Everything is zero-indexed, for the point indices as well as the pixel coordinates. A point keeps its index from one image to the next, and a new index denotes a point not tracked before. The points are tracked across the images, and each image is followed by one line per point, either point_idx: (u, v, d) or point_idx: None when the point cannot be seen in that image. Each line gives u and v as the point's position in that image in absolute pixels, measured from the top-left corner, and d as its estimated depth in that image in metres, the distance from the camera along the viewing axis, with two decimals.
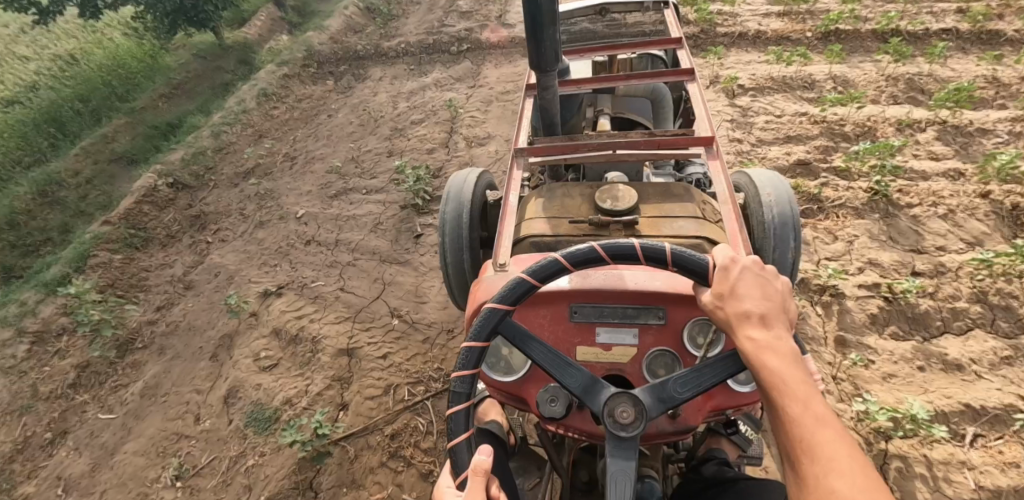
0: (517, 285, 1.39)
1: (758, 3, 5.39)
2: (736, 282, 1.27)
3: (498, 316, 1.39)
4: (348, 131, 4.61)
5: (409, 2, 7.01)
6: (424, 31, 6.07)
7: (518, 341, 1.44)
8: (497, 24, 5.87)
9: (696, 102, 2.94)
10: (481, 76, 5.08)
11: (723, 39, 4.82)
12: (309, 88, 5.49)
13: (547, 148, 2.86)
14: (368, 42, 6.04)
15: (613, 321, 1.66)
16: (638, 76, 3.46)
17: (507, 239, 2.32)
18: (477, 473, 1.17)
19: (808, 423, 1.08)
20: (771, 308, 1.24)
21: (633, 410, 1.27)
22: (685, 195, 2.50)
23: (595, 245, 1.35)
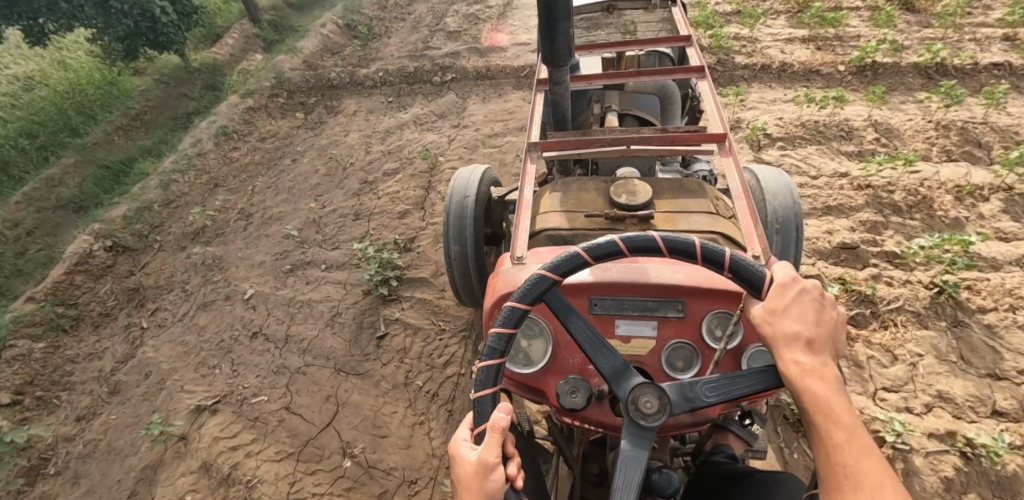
0: (570, 259, 1.25)
1: (779, 25, 4.80)
2: (789, 300, 1.15)
3: (547, 283, 1.26)
4: (311, 182, 3.99)
5: (392, 20, 6.43)
6: (407, 54, 5.50)
7: (559, 313, 1.33)
8: (487, 48, 5.26)
9: (709, 99, 2.85)
10: (465, 112, 4.45)
11: (742, 72, 4.20)
12: (276, 123, 4.90)
13: (558, 144, 2.74)
14: (344, 67, 5.43)
15: (634, 313, 1.57)
16: (650, 73, 3.40)
17: (524, 233, 2.23)
18: (495, 429, 1.12)
19: (848, 450, 1.01)
20: (821, 333, 1.13)
21: (658, 401, 1.18)
22: (699, 190, 2.45)
23: (656, 235, 1.22)
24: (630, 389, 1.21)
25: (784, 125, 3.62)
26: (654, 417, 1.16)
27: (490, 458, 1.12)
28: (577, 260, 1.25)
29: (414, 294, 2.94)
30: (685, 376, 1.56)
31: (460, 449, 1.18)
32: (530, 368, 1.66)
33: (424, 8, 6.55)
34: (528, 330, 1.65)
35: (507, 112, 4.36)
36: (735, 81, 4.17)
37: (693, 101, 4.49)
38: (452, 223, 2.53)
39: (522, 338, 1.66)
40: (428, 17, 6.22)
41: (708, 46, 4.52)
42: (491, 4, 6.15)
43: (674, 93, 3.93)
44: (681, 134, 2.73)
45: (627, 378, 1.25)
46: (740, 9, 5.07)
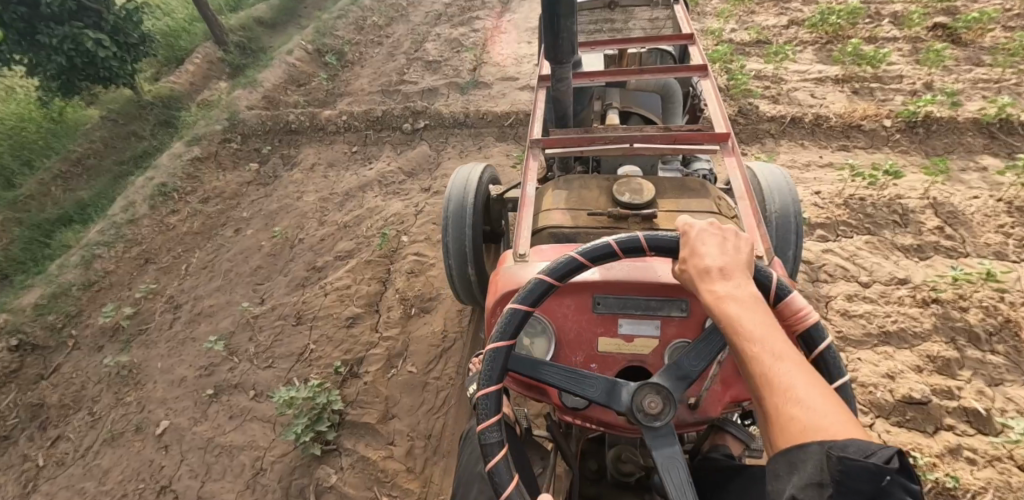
0: (513, 313, 1.31)
1: (806, 61, 4.12)
2: (694, 242, 1.18)
3: (501, 355, 1.31)
4: (251, 265, 3.33)
5: (368, 44, 5.77)
6: (379, 88, 4.83)
7: (528, 370, 1.38)
8: (469, 84, 4.59)
9: (713, 95, 2.68)
10: (438, 170, 3.75)
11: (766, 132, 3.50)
12: (224, 176, 4.23)
13: (559, 141, 2.60)
14: (307, 106, 4.77)
15: (637, 312, 1.56)
16: (654, 70, 3.11)
17: (526, 233, 2.15)
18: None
19: (766, 361, 0.97)
20: (733, 264, 1.13)
21: (660, 399, 1.21)
22: (702, 188, 2.31)
23: (573, 254, 1.34)
24: (631, 396, 1.24)
25: (819, 208, 2.90)
26: (657, 415, 1.20)
27: None
28: (520, 314, 1.33)
29: (355, 447, 2.32)
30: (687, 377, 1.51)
31: None
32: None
33: (403, 30, 5.89)
34: (533, 323, 1.59)
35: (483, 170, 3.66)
36: (758, 137, 3.49)
37: (694, 100, 3.98)
38: (452, 227, 2.43)
39: (524, 334, 1.60)
40: (406, 42, 5.56)
41: (725, 91, 3.85)
42: (476, 27, 5.46)
43: (677, 89, 3.45)
44: (683, 134, 2.59)
45: (617, 390, 1.27)
46: (761, 41, 4.39)
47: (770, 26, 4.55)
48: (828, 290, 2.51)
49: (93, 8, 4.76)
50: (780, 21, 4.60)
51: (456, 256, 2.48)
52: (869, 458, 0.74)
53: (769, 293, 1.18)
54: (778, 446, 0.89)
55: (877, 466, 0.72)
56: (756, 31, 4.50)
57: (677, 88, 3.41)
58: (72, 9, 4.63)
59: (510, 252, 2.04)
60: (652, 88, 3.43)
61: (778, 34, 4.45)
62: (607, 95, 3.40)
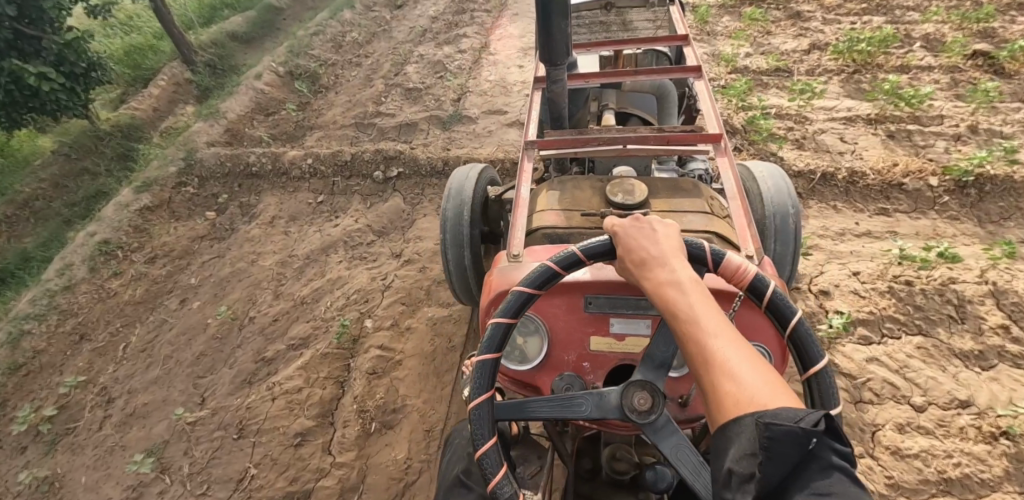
0: (483, 366, 1.25)
1: (833, 95, 3.65)
2: (628, 239, 1.20)
3: (486, 410, 1.25)
4: (194, 351, 2.90)
5: (346, 65, 5.26)
6: (354, 119, 4.34)
7: (517, 413, 1.34)
8: (451, 118, 4.07)
9: (705, 97, 2.62)
10: (410, 232, 3.22)
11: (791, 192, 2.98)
12: (176, 229, 3.76)
13: (554, 141, 2.53)
14: (274, 144, 4.29)
15: (627, 311, 1.55)
16: (648, 72, 3.03)
17: (520, 231, 2.08)
18: None
19: (701, 342, 0.94)
20: (669, 253, 1.14)
21: (649, 395, 1.24)
22: (694, 189, 2.24)
23: (518, 289, 1.30)
24: (620, 396, 1.26)
25: (860, 297, 2.43)
26: (645, 411, 1.23)
27: None
28: (489, 364, 1.26)
29: None
30: (676, 376, 1.52)
31: None
32: (524, 365, 1.62)
33: (384, 48, 5.39)
34: (524, 324, 1.61)
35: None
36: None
37: (689, 100, 3.88)
38: (450, 234, 2.41)
39: (518, 333, 1.63)
40: (386, 64, 5.06)
41: (742, 135, 3.36)
42: (463, 47, 4.96)
43: (671, 90, 3.45)
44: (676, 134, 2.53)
45: (607, 401, 1.28)
46: (780, 73, 3.90)
47: (788, 54, 4.07)
48: (870, 417, 2.07)
49: (34, 35, 4.28)
50: (799, 46, 4.13)
51: (458, 258, 2.47)
52: (797, 424, 0.73)
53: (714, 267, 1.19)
54: (717, 425, 0.86)
55: (801, 430, 0.72)
56: (772, 59, 4.01)
57: (670, 89, 3.42)
58: (9, 37, 4.14)
59: (505, 251, 2.02)
60: (646, 88, 3.41)
61: (797, 62, 3.97)
62: (602, 96, 3.31)
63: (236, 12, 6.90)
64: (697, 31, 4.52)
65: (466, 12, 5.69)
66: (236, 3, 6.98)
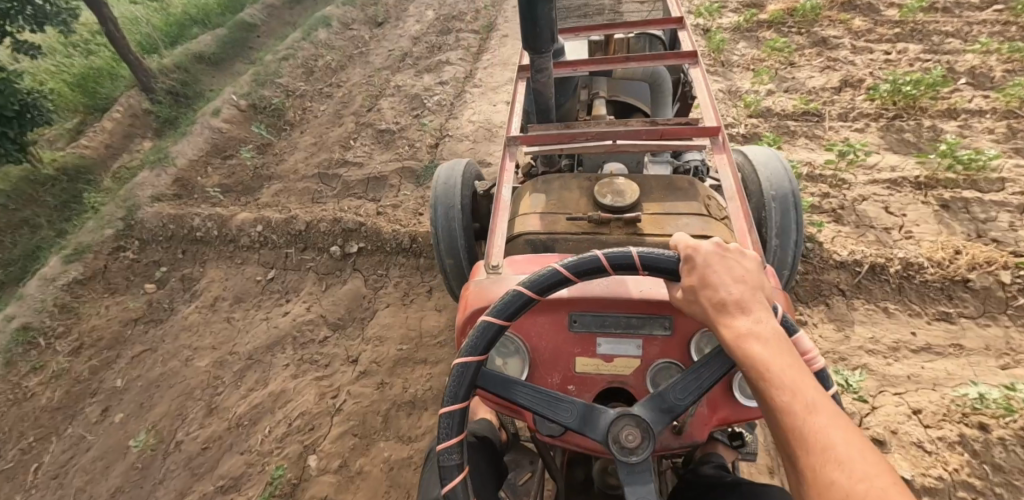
0: (487, 328, 1.21)
1: (872, 152, 3.08)
2: (703, 268, 1.14)
3: (472, 371, 1.21)
4: (109, 486, 2.42)
5: (316, 94, 4.69)
6: (316, 166, 3.77)
7: (500, 390, 1.29)
8: (427, 171, 3.48)
9: (702, 90, 2.56)
10: (368, 331, 2.66)
11: (833, 289, 2.42)
12: (108, 306, 3.25)
13: (538, 138, 2.47)
14: (225, 198, 3.73)
15: (617, 330, 1.46)
16: (639, 59, 2.97)
17: (502, 238, 2.03)
18: None
19: (797, 414, 0.95)
20: (747, 293, 1.10)
21: (638, 431, 1.16)
22: (689, 189, 2.20)
23: (557, 266, 1.22)
24: (609, 424, 1.19)
25: (924, 453, 1.92)
26: (637, 447, 1.15)
27: None
28: (494, 328, 1.22)
29: None
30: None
31: None
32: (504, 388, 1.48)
33: (358, 76, 4.84)
34: (506, 342, 1.48)
35: (416, 335, 2.58)
36: (821, 293, 2.42)
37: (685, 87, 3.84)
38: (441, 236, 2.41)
39: (496, 355, 1.48)
40: (358, 96, 4.48)
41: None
42: (444, 76, 4.40)
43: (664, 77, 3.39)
44: (670, 127, 2.44)
45: (595, 418, 1.22)
46: (811, 120, 3.35)
47: (817, 95, 3.53)
48: None
49: None
50: (827, 84, 3.60)
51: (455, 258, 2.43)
52: None
53: (784, 325, 1.14)
54: None
55: None
56: (799, 101, 3.47)
57: (664, 77, 3.37)
58: None
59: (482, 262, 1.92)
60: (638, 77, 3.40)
61: (828, 104, 3.45)
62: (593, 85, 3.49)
63: (206, 29, 6.36)
64: (710, 63, 3.99)
65: (450, 32, 5.15)
66: (205, 19, 6.43)
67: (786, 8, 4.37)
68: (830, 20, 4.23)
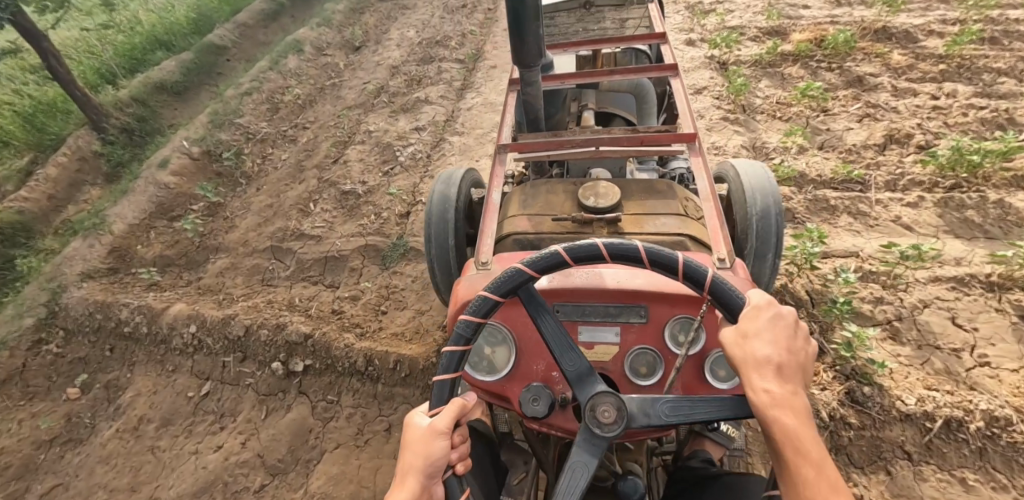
0: (552, 254, 1.23)
1: (929, 240, 2.54)
2: (755, 324, 1.12)
3: (521, 276, 1.24)
4: None
5: (279, 137, 4.14)
6: (270, 235, 3.23)
7: (530, 307, 1.31)
8: (393, 248, 2.91)
9: (680, 99, 2.71)
10: (312, 483, 2.16)
11: (896, 452, 1.90)
12: (17, 421, 2.72)
13: (527, 144, 2.65)
14: (164, 281, 3.20)
15: (597, 319, 1.53)
16: (625, 71, 3.13)
17: (490, 238, 2.22)
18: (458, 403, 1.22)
19: (818, 490, 0.97)
20: (790, 360, 1.09)
21: (615, 409, 1.19)
22: (667, 192, 2.35)
23: (639, 244, 1.20)
24: (591, 395, 1.22)
25: None
26: (611, 425, 1.17)
27: (442, 425, 1.19)
28: (559, 257, 1.22)
29: None
30: (648, 381, 1.49)
31: (413, 416, 1.25)
32: (492, 378, 1.54)
33: (327, 113, 4.28)
34: (494, 333, 1.55)
35: (371, 493, 2.09)
36: (881, 456, 1.90)
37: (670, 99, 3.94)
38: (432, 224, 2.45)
39: (483, 340, 1.56)
40: (324, 142, 3.91)
41: (810, 314, 2.28)
42: (422, 119, 3.84)
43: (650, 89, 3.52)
44: (650, 135, 2.62)
45: (591, 384, 1.25)
46: (854, 191, 2.80)
47: (859, 155, 2.99)
48: None
49: None
50: (869, 139, 3.06)
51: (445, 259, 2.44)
52: None
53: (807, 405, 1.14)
54: None
55: None
56: (840, 164, 2.92)
57: (649, 88, 3.49)
58: None
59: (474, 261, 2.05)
60: (624, 87, 3.51)
61: (872, 167, 2.91)
62: (582, 96, 3.46)
63: (172, 54, 5.80)
64: (729, 107, 3.45)
65: (433, 61, 4.61)
66: (171, 42, 5.87)
67: (811, 38, 3.84)
68: (864, 54, 3.71)
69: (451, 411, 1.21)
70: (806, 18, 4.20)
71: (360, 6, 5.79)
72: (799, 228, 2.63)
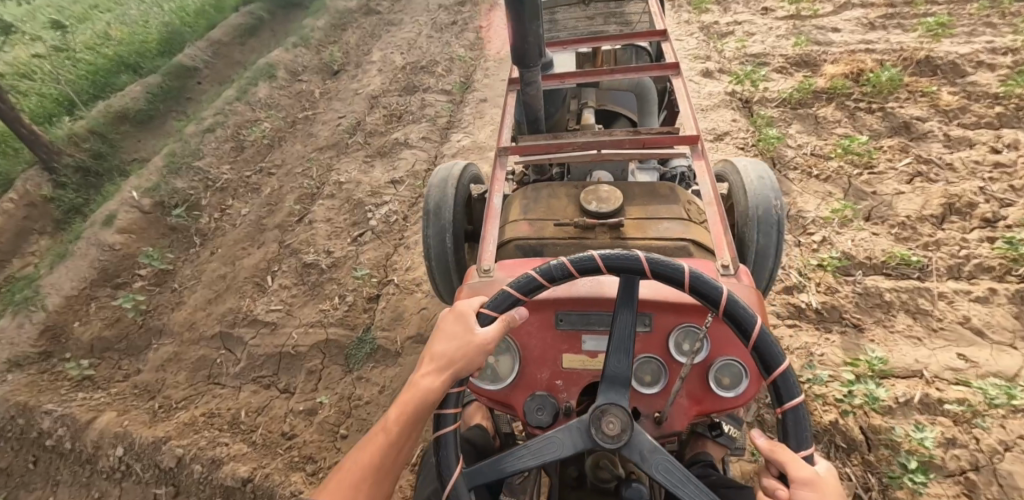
0: (681, 270, 1.12)
1: (1010, 356, 2.06)
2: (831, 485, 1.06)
3: (636, 261, 1.13)
4: None
5: (242, 185, 3.68)
6: (221, 319, 2.78)
7: (624, 293, 1.18)
8: (358, 345, 2.46)
9: (682, 102, 2.39)
10: None
11: None
12: None
13: (526, 147, 2.25)
14: (99, 375, 2.75)
15: (603, 328, 1.37)
16: (626, 70, 2.74)
17: (493, 243, 1.83)
18: (505, 321, 1.19)
19: None
20: None
21: (620, 425, 1.11)
22: (671, 195, 1.98)
23: (759, 324, 1.11)
24: (608, 401, 1.14)
25: None
26: (612, 439, 1.10)
27: (489, 341, 1.18)
28: (681, 272, 1.12)
29: None
30: (650, 394, 1.33)
31: (467, 306, 1.24)
32: (493, 387, 1.36)
33: (296, 154, 3.80)
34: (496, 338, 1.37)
35: None
36: None
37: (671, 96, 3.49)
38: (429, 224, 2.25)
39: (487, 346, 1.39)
40: (289, 194, 3.41)
41: (866, 462, 1.84)
42: (399, 168, 3.34)
43: (651, 87, 3.05)
44: (652, 135, 2.22)
45: (614, 388, 1.15)
46: (910, 280, 2.32)
47: (914, 230, 2.49)
48: None
49: None
50: (924, 208, 2.57)
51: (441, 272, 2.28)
52: None
53: None
54: None
55: None
56: (892, 244, 2.44)
57: (650, 87, 3.03)
58: None
59: (475, 265, 1.75)
60: (624, 86, 3.10)
61: (930, 248, 2.42)
62: (580, 94, 3.23)
63: (138, 76, 5.32)
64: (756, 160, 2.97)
65: (416, 91, 4.12)
66: (138, 63, 5.39)
67: (847, 72, 3.34)
68: (909, 91, 3.21)
69: (497, 327, 1.19)
70: (837, 44, 3.70)
71: (342, 22, 5.30)
72: (849, 336, 2.15)
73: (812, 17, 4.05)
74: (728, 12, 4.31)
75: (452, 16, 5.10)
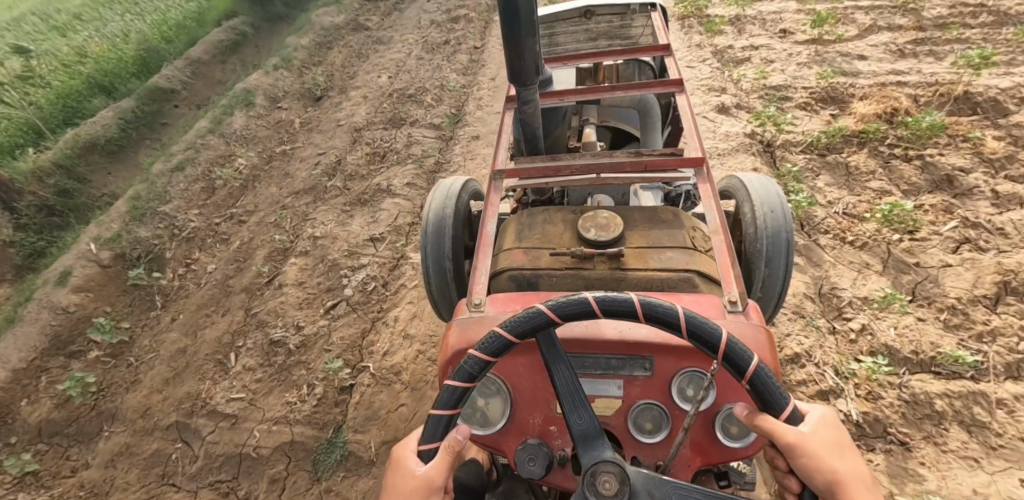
0: (577, 303, 0.98)
1: None
2: (826, 430, 0.99)
3: (536, 316, 0.99)
4: None
5: (211, 236, 3.36)
6: (178, 405, 2.48)
7: (547, 354, 1.04)
8: (328, 449, 2.16)
9: (685, 117, 2.11)
10: None
11: None
12: None
13: (522, 169, 1.89)
14: (44, 469, 2.42)
15: (597, 370, 1.18)
16: (627, 86, 2.37)
17: (486, 274, 1.51)
18: (448, 449, 0.98)
19: None
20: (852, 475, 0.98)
21: (616, 483, 0.94)
22: (677, 221, 1.65)
23: (683, 315, 0.96)
24: (593, 460, 0.97)
25: None
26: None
27: (437, 477, 0.97)
28: (582, 306, 0.98)
29: None
30: (651, 442, 1.16)
31: (404, 456, 1.02)
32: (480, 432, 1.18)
33: (271, 198, 3.49)
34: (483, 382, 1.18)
35: None
36: None
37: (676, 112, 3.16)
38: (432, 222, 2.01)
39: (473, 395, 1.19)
40: (259, 249, 3.11)
41: None
42: (380, 221, 3.03)
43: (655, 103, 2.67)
44: (653, 156, 1.87)
45: (593, 438, 0.99)
46: (963, 381, 1.99)
47: (966, 316, 2.16)
48: None
49: None
50: (975, 287, 2.23)
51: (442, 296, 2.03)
52: None
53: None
54: None
55: None
56: (940, 335, 2.11)
57: (654, 102, 2.64)
58: None
59: (465, 298, 1.43)
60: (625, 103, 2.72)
61: (985, 338, 2.09)
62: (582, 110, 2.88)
63: (112, 100, 4.97)
64: None
65: (403, 124, 3.79)
66: (113, 85, 5.05)
67: (879, 111, 3.00)
68: (950, 136, 2.86)
69: (442, 455, 0.98)
70: (865, 74, 3.36)
71: (327, 39, 4.96)
72: (895, 457, 1.84)
73: (835, 42, 3.69)
74: (743, 34, 3.97)
75: (443, 34, 4.77)
